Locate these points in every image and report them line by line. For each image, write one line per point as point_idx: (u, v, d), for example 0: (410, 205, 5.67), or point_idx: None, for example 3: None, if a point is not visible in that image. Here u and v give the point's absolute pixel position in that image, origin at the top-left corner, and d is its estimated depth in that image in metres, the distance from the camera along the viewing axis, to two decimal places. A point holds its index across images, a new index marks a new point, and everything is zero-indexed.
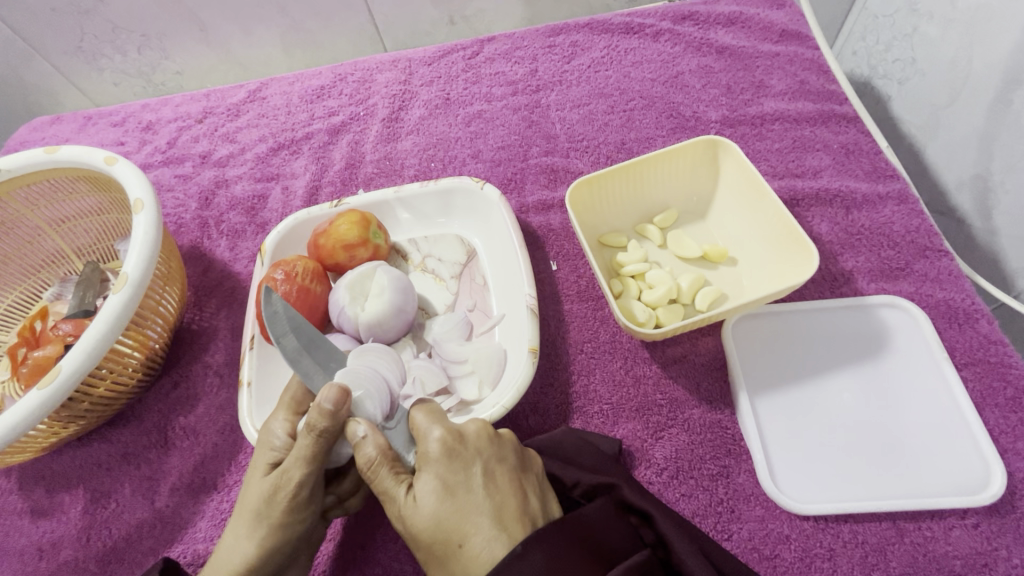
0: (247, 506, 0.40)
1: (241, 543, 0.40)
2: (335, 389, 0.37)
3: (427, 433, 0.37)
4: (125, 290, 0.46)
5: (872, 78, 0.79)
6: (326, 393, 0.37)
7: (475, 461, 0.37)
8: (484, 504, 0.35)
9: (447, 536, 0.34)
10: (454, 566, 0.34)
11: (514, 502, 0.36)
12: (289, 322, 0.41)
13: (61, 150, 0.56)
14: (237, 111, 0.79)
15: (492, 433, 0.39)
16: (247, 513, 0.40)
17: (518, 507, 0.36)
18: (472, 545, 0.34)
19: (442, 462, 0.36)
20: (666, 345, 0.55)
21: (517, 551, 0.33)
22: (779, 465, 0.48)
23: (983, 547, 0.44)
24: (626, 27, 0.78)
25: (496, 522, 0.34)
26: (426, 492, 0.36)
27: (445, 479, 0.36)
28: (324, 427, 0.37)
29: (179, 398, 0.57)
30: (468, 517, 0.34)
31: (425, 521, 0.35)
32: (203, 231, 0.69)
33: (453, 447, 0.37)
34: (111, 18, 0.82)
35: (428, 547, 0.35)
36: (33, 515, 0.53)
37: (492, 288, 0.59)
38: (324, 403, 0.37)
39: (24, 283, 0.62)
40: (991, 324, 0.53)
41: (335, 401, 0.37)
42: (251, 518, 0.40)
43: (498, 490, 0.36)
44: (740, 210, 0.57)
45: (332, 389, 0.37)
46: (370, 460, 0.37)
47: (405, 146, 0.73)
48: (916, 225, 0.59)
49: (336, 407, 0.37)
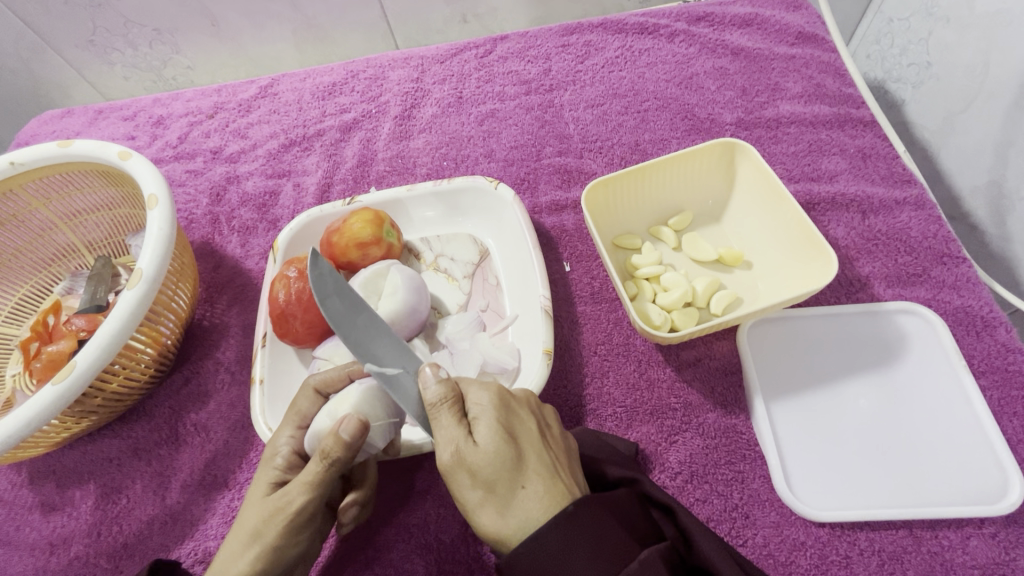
0: (244, 524, 0.39)
1: (231, 562, 0.38)
2: (354, 420, 0.38)
3: (479, 388, 0.38)
4: (140, 286, 0.46)
5: (887, 82, 0.79)
6: (344, 423, 0.38)
7: (528, 416, 0.38)
8: (542, 452, 0.36)
9: (511, 476, 0.35)
10: (514, 508, 0.34)
11: (561, 459, 0.38)
12: (332, 283, 0.40)
13: (73, 144, 0.56)
14: (249, 107, 0.79)
15: (534, 399, 0.40)
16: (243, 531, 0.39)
17: (565, 462, 0.38)
18: (535, 487, 0.35)
19: (500, 409, 0.37)
20: (680, 349, 0.55)
21: (568, 509, 0.34)
22: (795, 473, 0.48)
23: (1000, 556, 0.43)
24: (640, 28, 0.78)
25: (553, 469, 0.36)
26: (490, 432, 0.35)
27: (506, 425, 0.36)
28: (338, 457, 0.37)
29: (191, 394, 0.57)
30: (531, 460, 0.35)
31: (486, 461, 0.34)
32: (215, 227, 0.68)
33: (506, 398, 0.38)
34: (124, 12, 0.82)
35: (486, 487, 0.35)
36: (44, 510, 0.53)
37: (506, 289, 0.58)
38: (341, 432, 0.37)
39: (35, 277, 0.62)
40: (1009, 332, 0.53)
41: (352, 432, 0.38)
42: (244, 538, 0.38)
43: (550, 444, 0.38)
44: (757, 214, 0.57)
45: (351, 419, 0.38)
46: (434, 402, 0.37)
47: (417, 144, 0.73)
48: (933, 231, 0.59)
49: (353, 438, 0.38)
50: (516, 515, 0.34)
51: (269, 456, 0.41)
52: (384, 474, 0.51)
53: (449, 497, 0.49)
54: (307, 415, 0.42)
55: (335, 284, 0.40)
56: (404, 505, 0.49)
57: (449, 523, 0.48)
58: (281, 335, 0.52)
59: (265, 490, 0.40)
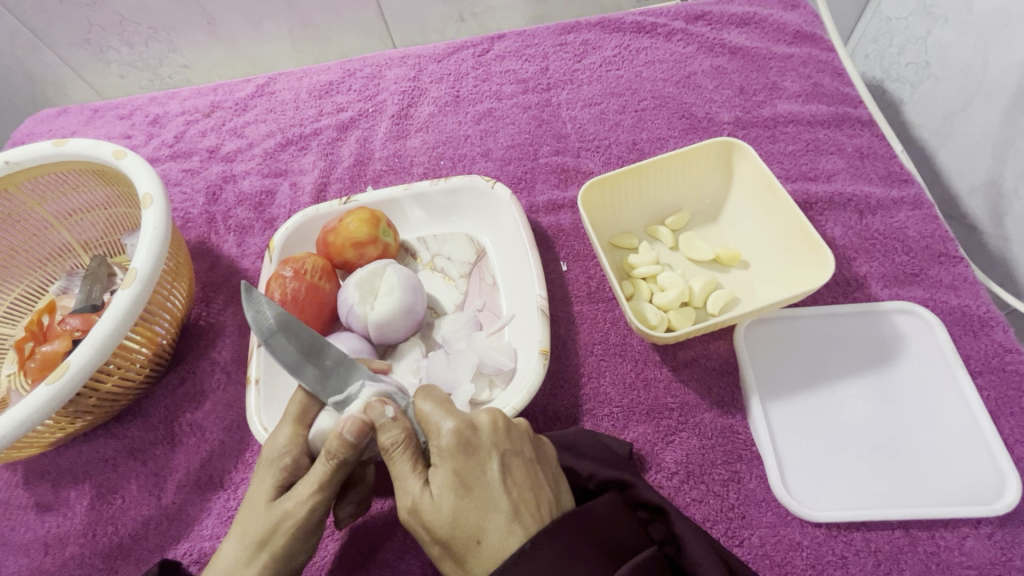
0: (247, 531, 0.38)
1: (237, 571, 0.37)
2: (356, 421, 0.37)
3: (440, 419, 0.37)
4: (134, 286, 0.45)
5: (884, 81, 0.79)
6: (347, 424, 0.37)
7: (491, 454, 0.37)
8: (499, 498, 0.35)
9: (464, 531, 0.34)
10: (471, 564, 0.34)
11: (530, 496, 0.36)
12: (275, 319, 0.43)
13: (68, 143, 0.55)
14: (245, 106, 0.78)
15: (504, 423, 0.38)
16: (246, 538, 0.38)
17: (534, 502, 0.36)
18: (491, 539, 0.34)
19: (455, 455, 0.36)
20: (677, 349, 0.55)
21: (524, 550, 0.33)
22: (792, 472, 0.48)
23: (996, 557, 0.43)
24: (638, 27, 0.77)
25: (515, 517, 0.34)
26: (444, 485, 0.35)
27: (460, 473, 0.35)
28: (344, 457, 0.37)
29: (186, 394, 0.57)
30: (486, 511, 0.34)
31: (439, 518, 0.35)
32: (211, 226, 0.68)
33: (467, 438, 0.36)
34: (120, 11, 0.81)
35: (444, 543, 0.35)
36: (39, 510, 0.52)
37: (502, 288, 0.58)
38: (345, 434, 0.37)
39: (30, 276, 0.62)
40: (1006, 332, 0.53)
41: (356, 434, 0.37)
42: (249, 545, 0.38)
43: (515, 484, 0.36)
44: (754, 214, 0.57)
45: (355, 420, 0.37)
46: (389, 447, 0.37)
47: (414, 143, 0.72)
48: (931, 230, 0.59)
49: (357, 440, 0.37)
50: (474, 571, 0.34)
51: (268, 456, 0.41)
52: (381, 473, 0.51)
53: None
54: (308, 414, 0.42)
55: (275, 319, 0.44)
56: (401, 504, 0.49)
57: None
58: None
59: (268, 494, 0.40)
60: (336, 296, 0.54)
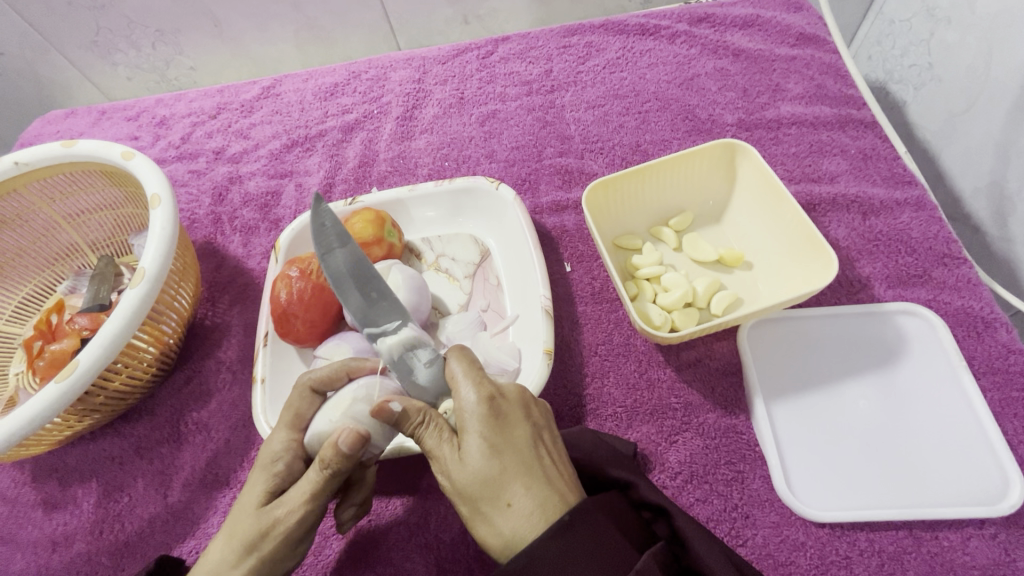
0: (235, 533, 0.38)
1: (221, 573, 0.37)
2: (351, 433, 0.37)
3: (468, 387, 0.37)
4: (142, 285, 0.46)
5: (888, 83, 0.79)
6: (343, 436, 0.37)
7: (522, 421, 0.37)
8: (531, 463, 0.36)
9: (495, 493, 0.35)
10: (501, 524, 0.35)
11: (557, 467, 0.37)
12: (334, 233, 0.43)
13: (78, 144, 0.56)
14: (251, 107, 0.79)
15: (528, 396, 0.39)
16: (235, 541, 0.37)
17: (562, 472, 0.37)
18: (522, 504, 0.34)
19: (486, 420, 0.36)
20: (681, 349, 0.55)
21: (563, 522, 0.34)
22: (794, 472, 0.48)
23: (1001, 558, 0.43)
24: (641, 29, 0.78)
25: (546, 481, 0.36)
26: (475, 448, 0.35)
27: (491, 437, 0.36)
28: (338, 467, 0.37)
29: (192, 393, 0.57)
30: (518, 476, 0.35)
31: (470, 478, 0.35)
32: (217, 227, 0.69)
33: (497, 406, 0.37)
34: (127, 13, 0.82)
35: (473, 502, 0.36)
36: (46, 508, 0.53)
37: (506, 289, 0.58)
38: (340, 444, 0.37)
39: (37, 276, 0.63)
40: (1010, 333, 0.53)
41: (351, 445, 0.37)
42: (236, 549, 0.37)
43: (545, 453, 0.37)
44: (758, 215, 0.57)
45: (352, 432, 0.37)
46: (412, 419, 0.38)
47: (418, 145, 0.73)
48: (934, 232, 0.59)
49: (353, 450, 0.37)
50: (502, 532, 0.35)
51: (261, 459, 0.41)
52: (386, 472, 0.51)
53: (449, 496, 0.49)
54: (305, 416, 0.42)
55: (336, 236, 0.43)
56: (406, 503, 0.50)
57: (448, 522, 0.48)
58: (283, 334, 0.52)
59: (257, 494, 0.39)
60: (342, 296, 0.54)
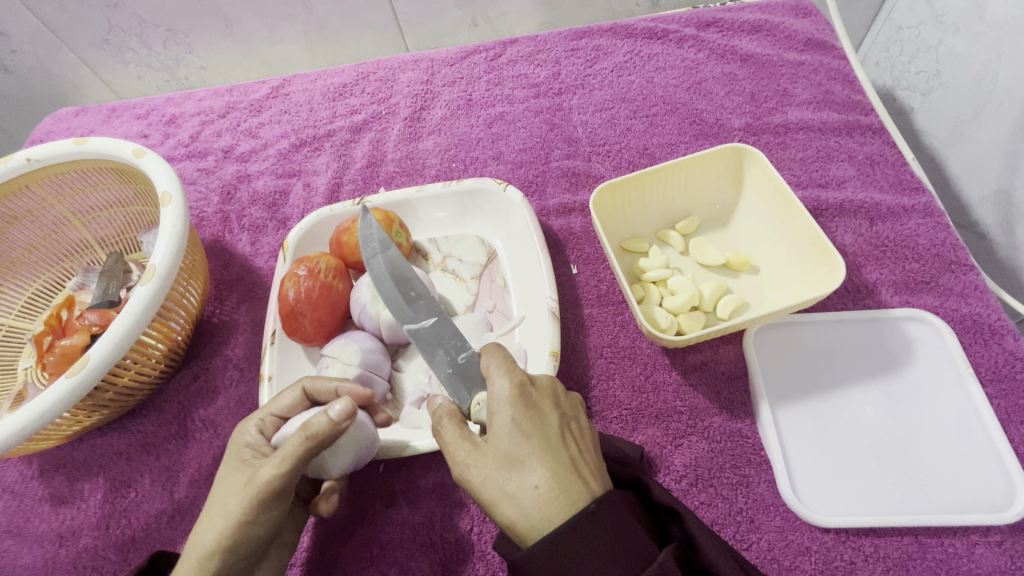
0: (217, 502, 0.39)
1: (207, 531, 0.38)
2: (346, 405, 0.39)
3: (502, 376, 0.39)
4: (152, 282, 0.46)
5: (895, 90, 0.79)
6: (337, 405, 0.39)
7: (550, 410, 0.38)
8: (557, 447, 0.36)
9: (522, 474, 0.35)
10: (525, 506, 0.35)
11: (587, 457, 0.38)
12: (380, 245, 0.46)
13: (89, 142, 0.56)
14: (260, 107, 0.79)
15: (561, 389, 0.41)
16: (217, 506, 0.39)
17: (590, 461, 0.37)
18: (547, 486, 0.35)
19: (517, 404, 0.37)
20: (686, 353, 0.55)
21: (590, 509, 0.34)
22: (801, 478, 0.48)
23: (1007, 565, 0.43)
24: (649, 33, 0.78)
25: (575, 467, 0.36)
26: (505, 428, 0.37)
27: (521, 420, 0.37)
28: (319, 436, 0.38)
29: (200, 390, 0.58)
30: (545, 458, 0.35)
31: (498, 459, 0.36)
32: (225, 225, 0.69)
33: (527, 392, 0.38)
34: (139, 12, 0.83)
35: (498, 485, 0.36)
36: (54, 502, 0.53)
37: (513, 290, 0.59)
38: (331, 412, 0.39)
39: (47, 274, 0.63)
40: (1017, 341, 0.53)
41: (341, 415, 0.39)
42: (217, 514, 0.39)
43: (572, 441, 0.38)
44: (765, 220, 0.57)
45: (345, 404, 0.39)
46: (439, 416, 0.40)
47: (426, 146, 0.73)
48: (942, 238, 0.59)
49: (338, 420, 0.39)
50: (526, 514, 0.35)
51: (240, 437, 0.42)
52: (390, 471, 0.51)
53: (453, 496, 0.50)
54: (286, 410, 0.43)
55: (380, 243, 0.46)
56: (409, 502, 0.50)
57: (454, 523, 0.49)
58: (290, 333, 0.52)
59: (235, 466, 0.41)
60: (350, 296, 0.54)
